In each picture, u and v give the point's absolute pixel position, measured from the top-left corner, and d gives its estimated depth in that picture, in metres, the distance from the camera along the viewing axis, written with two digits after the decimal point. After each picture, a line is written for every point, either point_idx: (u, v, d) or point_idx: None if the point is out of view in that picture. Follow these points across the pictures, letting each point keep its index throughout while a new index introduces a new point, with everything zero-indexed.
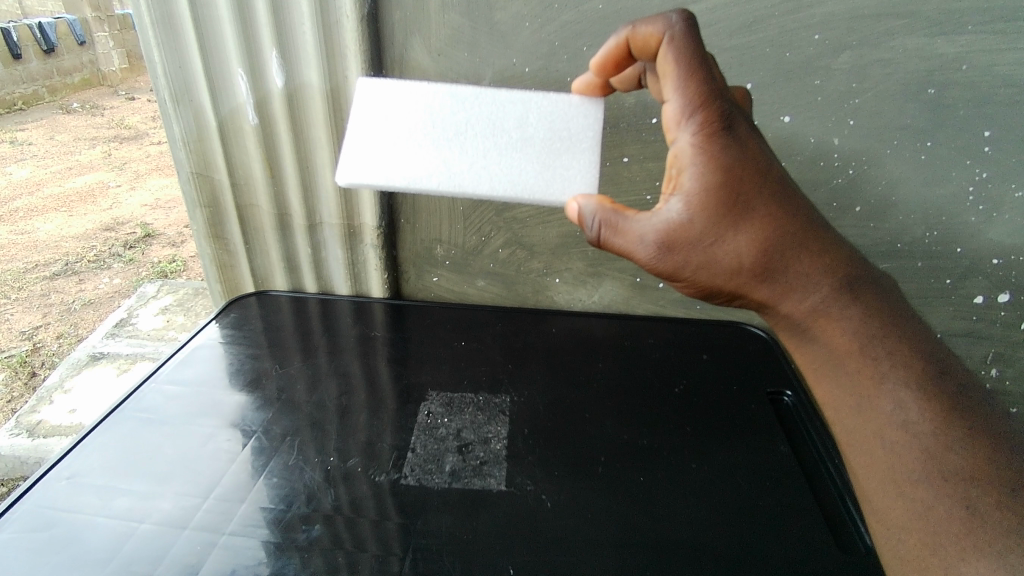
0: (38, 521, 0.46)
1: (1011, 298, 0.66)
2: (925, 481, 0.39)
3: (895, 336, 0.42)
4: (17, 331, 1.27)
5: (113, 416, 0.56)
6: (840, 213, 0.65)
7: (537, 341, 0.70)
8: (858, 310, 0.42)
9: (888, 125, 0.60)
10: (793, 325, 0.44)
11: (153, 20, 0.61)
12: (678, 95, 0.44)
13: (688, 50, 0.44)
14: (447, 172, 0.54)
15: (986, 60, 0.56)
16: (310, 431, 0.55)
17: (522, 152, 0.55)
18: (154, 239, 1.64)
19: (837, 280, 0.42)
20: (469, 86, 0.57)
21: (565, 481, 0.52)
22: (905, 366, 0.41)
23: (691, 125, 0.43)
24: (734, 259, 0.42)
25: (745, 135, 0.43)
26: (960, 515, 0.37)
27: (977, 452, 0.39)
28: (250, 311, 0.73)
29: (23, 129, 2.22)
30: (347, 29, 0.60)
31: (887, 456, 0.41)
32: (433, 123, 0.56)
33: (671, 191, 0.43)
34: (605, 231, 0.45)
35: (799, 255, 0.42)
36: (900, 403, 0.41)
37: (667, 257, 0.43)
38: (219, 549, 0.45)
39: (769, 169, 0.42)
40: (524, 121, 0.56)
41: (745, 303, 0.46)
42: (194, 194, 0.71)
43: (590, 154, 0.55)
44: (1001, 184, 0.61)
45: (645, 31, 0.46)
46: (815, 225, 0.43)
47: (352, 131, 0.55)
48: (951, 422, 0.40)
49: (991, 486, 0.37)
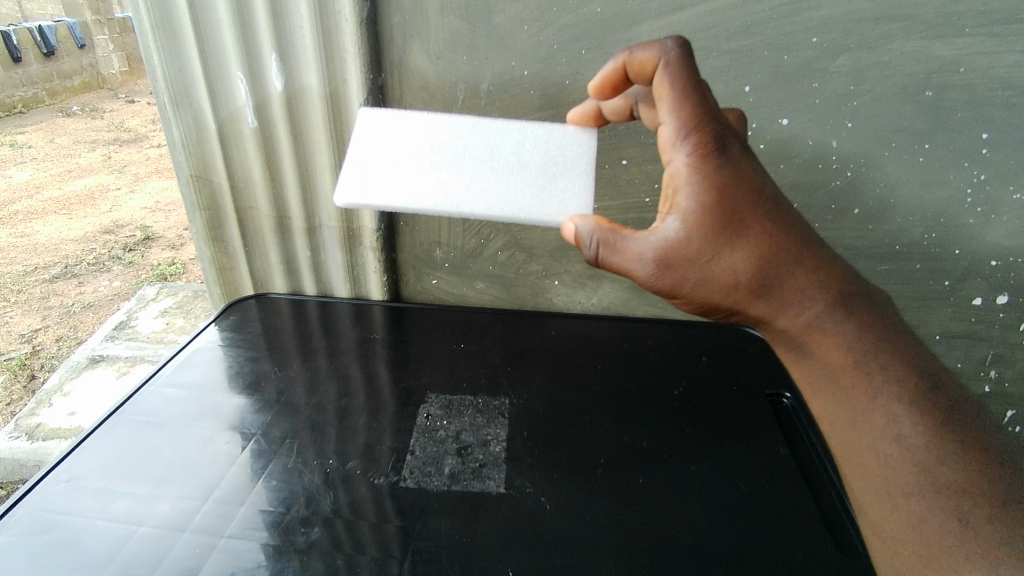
0: (38, 524, 0.46)
1: (1010, 299, 0.67)
2: (918, 494, 0.40)
3: (889, 351, 0.42)
4: (17, 334, 1.23)
5: (112, 418, 0.56)
6: (838, 215, 0.66)
7: (536, 342, 0.70)
8: (853, 325, 0.42)
9: (887, 127, 0.60)
10: (791, 341, 0.44)
11: (153, 24, 0.61)
12: (673, 116, 0.44)
13: (684, 75, 0.44)
14: (449, 195, 0.54)
15: (984, 63, 0.57)
16: (309, 433, 0.55)
17: (519, 177, 0.55)
18: (154, 241, 1.64)
19: (833, 295, 0.42)
20: (466, 115, 0.58)
21: (564, 483, 0.52)
22: (898, 383, 0.42)
23: (685, 146, 0.43)
24: (731, 275, 0.42)
25: (739, 155, 0.43)
26: (954, 528, 0.38)
27: (968, 466, 0.39)
28: (250, 313, 0.73)
29: (23, 131, 2.23)
30: (347, 32, 0.60)
31: (882, 469, 0.41)
32: (430, 146, 0.57)
33: (667, 209, 0.43)
34: (604, 250, 0.45)
35: (794, 271, 0.42)
36: (893, 418, 0.41)
37: (665, 274, 0.43)
38: (218, 552, 0.45)
39: (763, 188, 0.42)
40: (520, 147, 0.57)
41: (743, 318, 0.45)
42: (194, 196, 0.71)
43: (585, 178, 0.56)
44: (999, 185, 0.61)
45: (641, 57, 0.47)
46: (809, 242, 0.42)
47: (354, 142, 0.56)
48: (946, 437, 0.40)
49: (982, 498, 0.38)
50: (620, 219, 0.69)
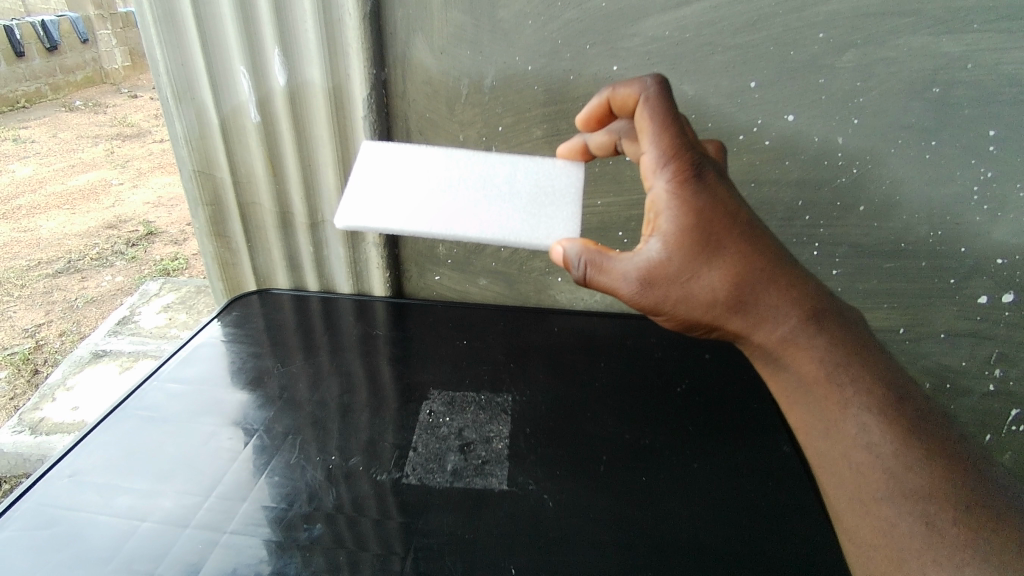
0: (40, 520, 0.46)
1: (1015, 298, 0.66)
2: (888, 499, 0.38)
3: (861, 363, 0.41)
4: (20, 328, 1.27)
5: (114, 414, 0.56)
6: (843, 213, 0.65)
7: (539, 340, 0.70)
8: (825, 339, 0.41)
9: (894, 123, 0.60)
10: (766, 355, 0.43)
11: (155, 18, 0.61)
12: (653, 146, 0.44)
13: (663, 109, 0.45)
14: (439, 218, 0.53)
15: (992, 59, 0.56)
16: (311, 429, 0.55)
17: (509, 204, 0.55)
18: (156, 237, 1.65)
19: (807, 310, 0.42)
20: (462, 150, 0.60)
21: (566, 480, 0.52)
22: (868, 393, 0.40)
23: (665, 173, 0.43)
24: (709, 293, 0.41)
25: (715, 180, 0.43)
26: (921, 531, 0.37)
27: (935, 472, 0.38)
28: (251, 308, 0.73)
29: (26, 127, 2.24)
30: (350, 27, 0.60)
31: (854, 476, 0.40)
32: (428, 174, 0.57)
33: (649, 232, 0.43)
34: (592, 271, 0.44)
35: (769, 289, 0.41)
36: (864, 427, 0.40)
37: (649, 292, 0.42)
38: (221, 547, 0.45)
39: (739, 210, 0.42)
40: (512, 178, 0.57)
41: (722, 334, 0.45)
42: (195, 191, 0.71)
43: (573, 207, 0.56)
44: (1005, 184, 0.61)
45: (622, 94, 0.47)
46: (783, 260, 0.42)
47: (363, 157, 0.58)
48: (914, 443, 0.39)
49: (947, 502, 0.37)
50: (625, 216, 0.69)
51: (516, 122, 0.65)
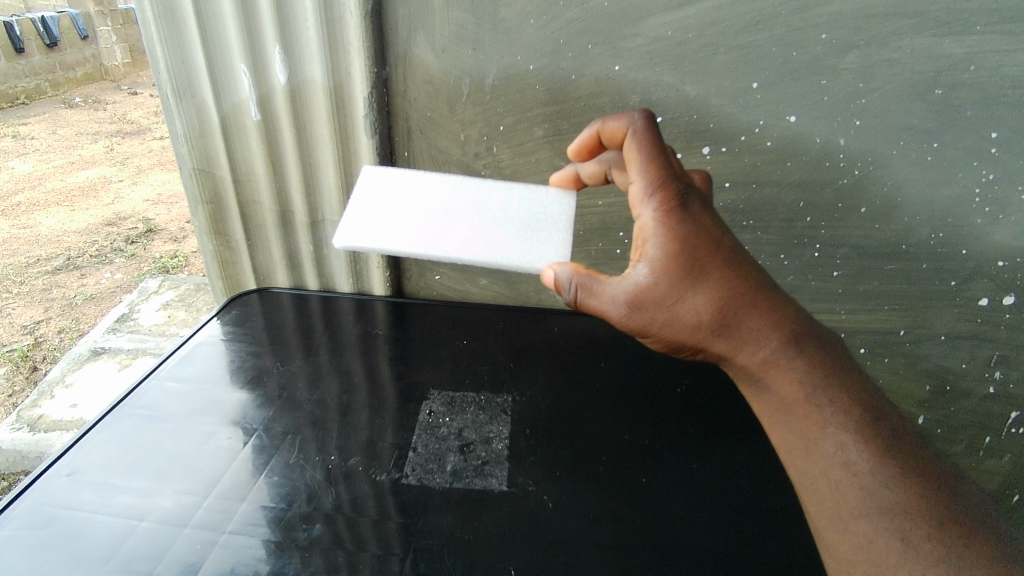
0: (38, 518, 0.46)
1: (1016, 300, 0.66)
2: (864, 514, 0.37)
3: (840, 385, 0.41)
4: (20, 326, 1.22)
5: (114, 412, 0.56)
6: (845, 214, 0.65)
7: (539, 340, 0.70)
8: (806, 362, 0.41)
9: (897, 125, 0.60)
10: (748, 377, 0.43)
11: (155, 15, 0.60)
12: (641, 176, 0.44)
13: (650, 142, 0.45)
14: (430, 241, 0.53)
15: (995, 61, 0.56)
16: (310, 430, 0.55)
17: (502, 229, 0.55)
18: (155, 235, 1.66)
19: (786, 333, 0.41)
20: (459, 176, 0.60)
21: (565, 482, 0.51)
22: (846, 413, 0.40)
23: (652, 202, 0.43)
24: (694, 317, 0.41)
25: (700, 210, 0.43)
26: (896, 547, 0.36)
27: (910, 491, 0.37)
28: (251, 307, 0.72)
29: (25, 122, 2.23)
30: (352, 24, 0.59)
31: (834, 494, 0.39)
32: (423, 197, 0.57)
33: (637, 257, 0.43)
34: (581, 294, 0.44)
35: (751, 312, 0.41)
36: (842, 446, 0.39)
37: (635, 315, 0.42)
38: (220, 547, 0.44)
39: (722, 239, 0.42)
40: (506, 204, 0.57)
41: (707, 357, 0.45)
42: (195, 190, 0.71)
43: (564, 233, 0.55)
44: (1007, 186, 0.61)
45: (611, 126, 0.48)
46: (764, 286, 0.42)
47: (364, 175, 0.58)
48: (890, 462, 0.38)
49: (922, 519, 0.36)
50: (626, 216, 0.69)
51: (517, 121, 0.65)
